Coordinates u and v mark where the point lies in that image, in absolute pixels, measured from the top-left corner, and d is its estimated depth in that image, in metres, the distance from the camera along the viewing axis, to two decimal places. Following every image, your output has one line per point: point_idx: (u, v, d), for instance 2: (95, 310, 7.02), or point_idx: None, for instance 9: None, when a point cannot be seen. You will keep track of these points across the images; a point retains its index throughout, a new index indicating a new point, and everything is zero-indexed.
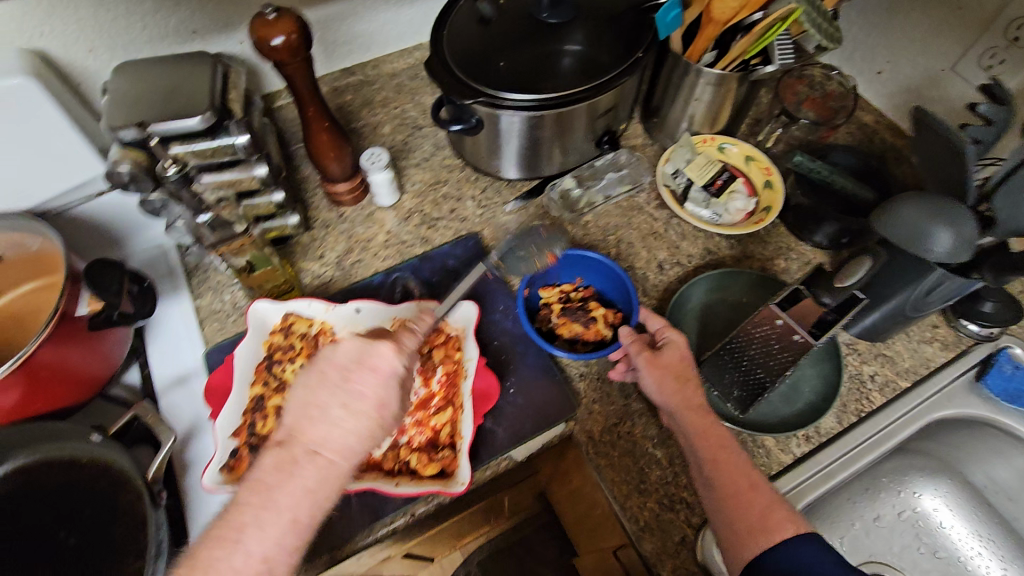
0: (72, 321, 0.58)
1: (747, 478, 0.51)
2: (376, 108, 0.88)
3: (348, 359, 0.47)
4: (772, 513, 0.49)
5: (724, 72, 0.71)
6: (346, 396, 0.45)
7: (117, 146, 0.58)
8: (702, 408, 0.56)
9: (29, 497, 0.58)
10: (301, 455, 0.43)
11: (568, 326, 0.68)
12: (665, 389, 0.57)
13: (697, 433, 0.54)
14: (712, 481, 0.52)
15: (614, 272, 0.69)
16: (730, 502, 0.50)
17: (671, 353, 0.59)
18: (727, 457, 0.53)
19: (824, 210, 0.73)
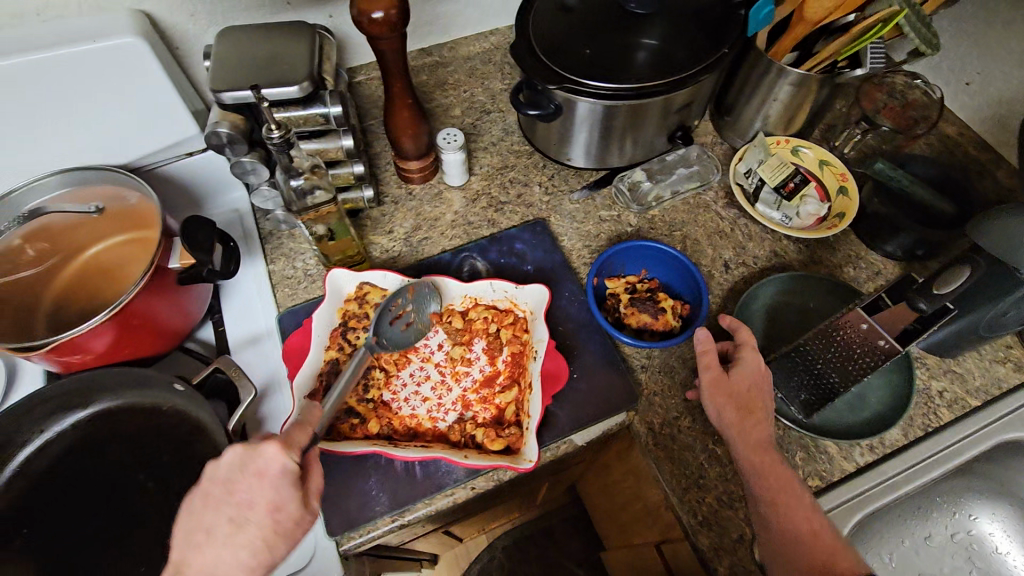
0: (163, 274, 0.61)
1: (810, 523, 0.51)
2: (448, 90, 0.89)
3: (230, 470, 0.45)
4: (836, 562, 0.49)
5: (810, 72, 0.70)
6: (249, 514, 0.44)
7: (218, 110, 0.62)
8: (764, 446, 0.55)
9: (114, 438, 0.62)
10: (225, 564, 0.43)
11: (637, 317, 0.69)
12: (725, 418, 0.57)
13: (756, 468, 0.54)
14: (770, 524, 0.52)
15: (683, 263, 0.70)
16: (793, 548, 0.50)
17: (741, 378, 0.58)
18: (789, 499, 0.52)
19: (901, 219, 0.71)
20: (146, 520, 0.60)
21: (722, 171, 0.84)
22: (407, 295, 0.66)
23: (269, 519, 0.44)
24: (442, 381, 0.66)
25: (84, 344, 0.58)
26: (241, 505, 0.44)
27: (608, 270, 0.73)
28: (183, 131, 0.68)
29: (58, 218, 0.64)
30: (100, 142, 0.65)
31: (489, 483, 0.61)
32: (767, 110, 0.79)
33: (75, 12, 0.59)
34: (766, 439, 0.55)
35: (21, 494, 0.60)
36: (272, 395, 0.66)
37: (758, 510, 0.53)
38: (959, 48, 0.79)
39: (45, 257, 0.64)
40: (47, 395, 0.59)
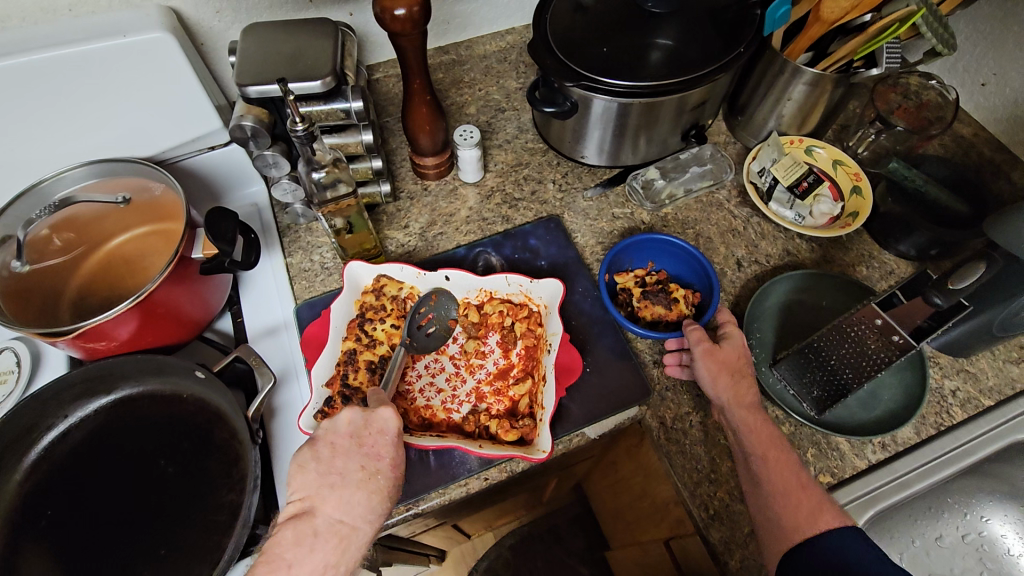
0: (187, 263, 0.62)
1: (798, 478, 0.52)
2: (463, 88, 0.90)
3: (354, 426, 0.52)
4: (820, 514, 0.50)
5: (825, 72, 0.71)
6: (377, 465, 0.51)
7: (242, 103, 0.63)
8: (753, 407, 0.57)
9: (137, 424, 0.63)
10: (354, 508, 0.48)
11: (650, 310, 0.69)
12: (719, 384, 0.58)
13: (749, 427, 0.56)
14: (759, 477, 0.53)
15: (693, 253, 0.71)
16: (781, 498, 0.51)
17: (730, 349, 0.60)
18: (779, 455, 0.54)
19: (915, 219, 0.71)
20: (165, 505, 0.59)
21: (735, 170, 0.84)
22: (430, 301, 0.69)
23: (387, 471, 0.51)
24: (456, 372, 0.68)
25: (110, 331, 0.59)
26: (369, 457, 0.51)
27: (618, 264, 0.73)
28: (207, 125, 0.70)
29: (86, 208, 0.65)
30: (126, 135, 0.66)
31: (502, 474, 0.62)
32: (780, 110, 0.79)
33: (105, 7, 0.60)
34: (757, 402, 0.57)
35: (43, 477, 0.61)
36: (290, 385, 0.68)
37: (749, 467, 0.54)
38: (974, 50, 0.79)
39: (72, 246, 0.65)
40: (71, 380, 0.61)
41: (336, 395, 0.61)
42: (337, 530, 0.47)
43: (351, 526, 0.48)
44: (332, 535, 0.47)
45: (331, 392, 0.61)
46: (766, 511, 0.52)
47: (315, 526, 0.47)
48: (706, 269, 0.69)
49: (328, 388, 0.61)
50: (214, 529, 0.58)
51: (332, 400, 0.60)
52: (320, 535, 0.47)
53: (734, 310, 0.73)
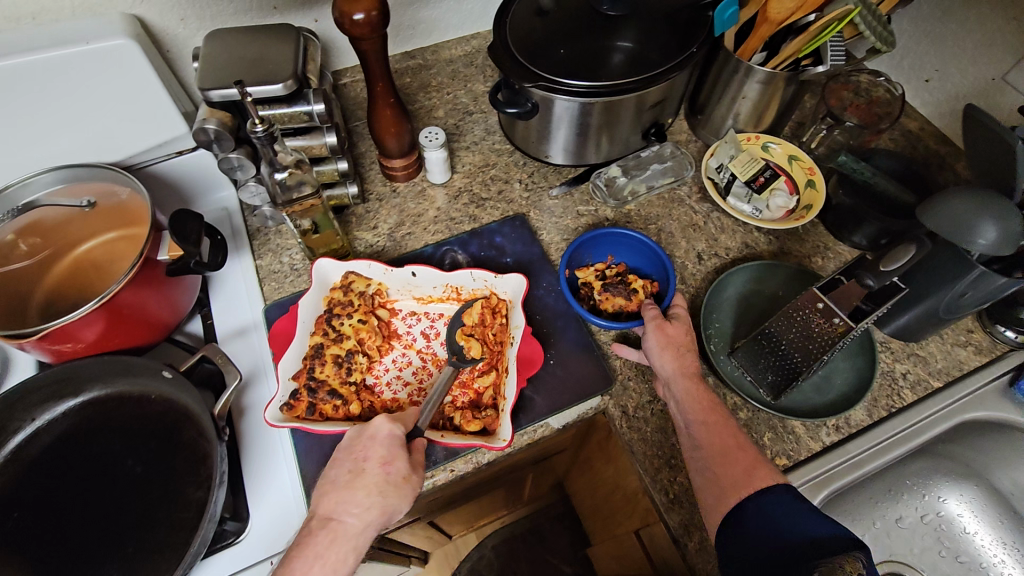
0: (153, 266, 0.63)
1: (735, 439, 0.55)
2: (431, 92, 0.92)
3: (349, 439, 0.55)
4: (754, 471, 0.52)
5: (775, 70, 0.74)
6: (366, 467, 0.52)
7: (205, 107, 0.64)
8: (697, 376, 0.60)
9: (104, 425, 0.63)
10: (351, 507, 0.50)
11: (611, 301, 0.70)
12: (664, 356, 0.61)
13: (691, 395, 0.59)
14: (699, 441, 0.56)
15: (650, 244, 0.73)
16: (717, 459, 0.53)
17: (679, 325, 0.64)
18: (718, 420, 0.56)
19: (864, 210, 0.74)
20: (133, 504, 0.60)
21: (696, 167, 0.87)
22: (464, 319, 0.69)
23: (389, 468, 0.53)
24: (423, 366, 0.69)
25: (76, 333, 0.60)
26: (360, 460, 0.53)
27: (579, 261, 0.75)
28: (174, 130, 0.71)
29: (52, 212, 0.66)
30: (92, 141, 0.67)
31: (468, 466, 0.63)
32: (736, 108, 0.82)
33: (69, 15, 0.62)
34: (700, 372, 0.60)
35: (11, 480, 0.61)
36: (259, 384, 0.68)
37: (690, 434, 0.57)
38: (917, 48, 0.83)
39: (37, 250, 0.66)
40: (38, 382, 0.61)
41: (302, 388, 0.62)
42: (336, 528, 0.50)
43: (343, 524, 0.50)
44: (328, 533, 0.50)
45: (297, 385, 0.62)
46: (704, 475, 0.54)
47: (314, 526, 0.50)
48: (663, 259, 0.72)
49: (295, 380, 0.63)
50: (182, 526, 0.59)
51: (298, 394, 0.62)
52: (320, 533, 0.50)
53: (694, 301, 0.75)
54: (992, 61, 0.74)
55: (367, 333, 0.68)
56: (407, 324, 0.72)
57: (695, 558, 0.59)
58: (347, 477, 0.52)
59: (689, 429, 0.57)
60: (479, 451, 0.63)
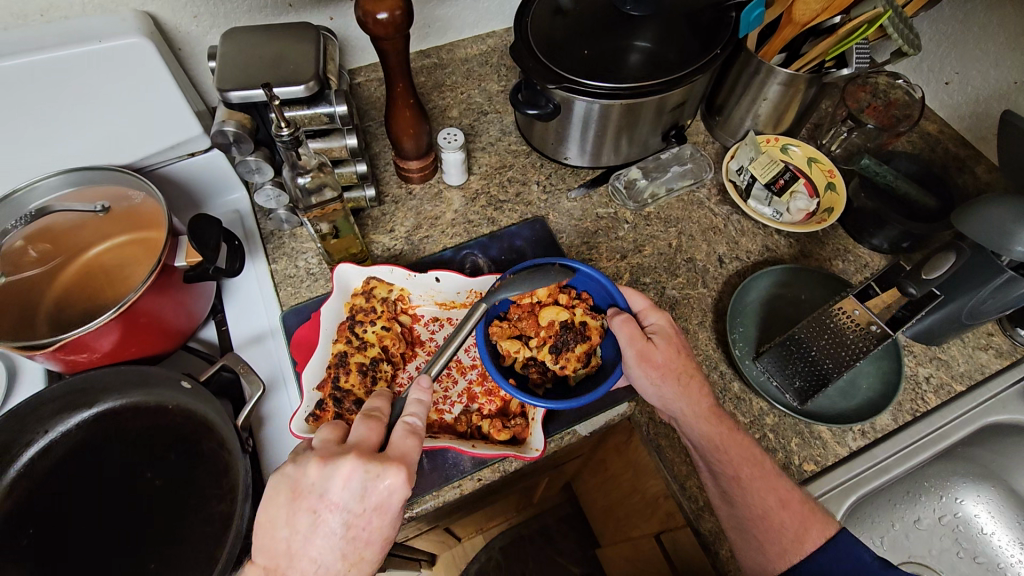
0: (170, 272, 0.62)
1: (777, 496, 0.55)
2: (445, 91, 0.91)
3: (348, 495, 0.46)
4: (805, 535, 0.54)
5: (798, 72, 0.73)
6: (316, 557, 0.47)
7: (223, 109, 0.63)
8: (711, 413, 0.57)
9: (119, 437, 0.61)
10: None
11: (575, 354, 0.64)
12: (664, 394, 0.57)
13: (716, 442, 0.56)
14: (738, 499, 0.55)
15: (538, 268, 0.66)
16: (761, 526, 0.54)
17: (664, 346, 0.59)
18: (753, 471, 0.55)
19: (886, 213, 0.74)
20: (153, 518, 0.59)
21: (714, 169, 0.86)
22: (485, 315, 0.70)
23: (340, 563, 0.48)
24: (447, 373, 0.68)
25: (92, 343, 0.58)
26: (309, 532, 0.47)
27: (501, 347, 0.64)
28: (187, 132, 0.69)
29: (62, 217, 0.64)
30: (102, 145, 0.65)
31: (495, 475, 0.62)
32: (756, 110, 0.81)
33: (78, 13, 0.59)
34: (714, 408, 0.57)
35: (25, 494, 0.59)
36: (279, 391, 0.67)
37: (724, 485, 0.56)
38: (938, 50, 0.83)
39: (47, 258, 0.64)
40: (51, 395, 0.59)
41: (326, 397, 0.61)
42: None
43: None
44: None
45: (322, 395, 0.62)
46: (745, 534, 0.55)
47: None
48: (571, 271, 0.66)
49: (319, 390, 0.62)
50: (205, 540, 0.58)
51: (324, 403, 0.61)
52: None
53: (718, 306, 0.74)
54: (1015, 64, 0.74)
55: (391, 339, 0.66)
56: (429, 330, 0.71)
57: (728, 565, 0.60)
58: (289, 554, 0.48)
59: (720, 481, 0.56)
60: (507, 460, 0.62)
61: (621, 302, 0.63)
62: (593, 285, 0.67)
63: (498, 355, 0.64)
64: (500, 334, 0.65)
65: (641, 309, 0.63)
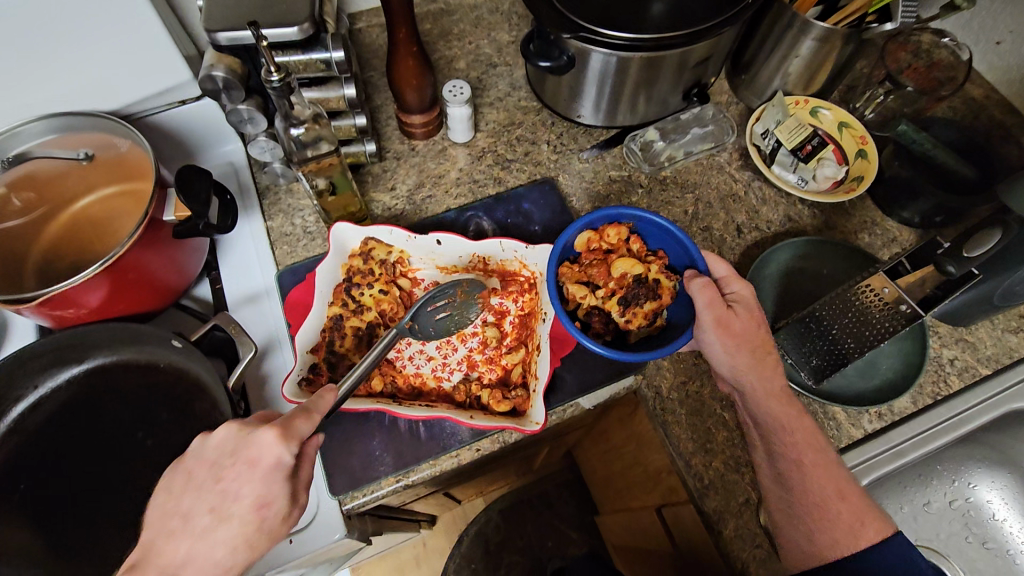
0: (158, 226, 0.58)
1: (837, 485, 0.51)
2: (452, 40, 0.85)
3: (220, 452, 0.45)
4: (861, 528, 0.50)
5: (836, 26, 0.67)
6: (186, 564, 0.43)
7: (212, 51, 0.59)
8: (781, 394, 0.54)
9: (110, 395, 0.60)
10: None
11: (643, 310, 0.62)
12: (738, 364, 0.55)
13: (783, 422, 0.54)
14: (796, 484, 0.52)
15: (618, 217, 0.64)
16: (815, 511, 0.51)
17: (744, 317, 0.56)
18: (817, 459, 0.52)
19: (921, 184, 0.69)
20: (146, 478, 0.58)
21: (737, 132, 0.81)
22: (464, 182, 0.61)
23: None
24: (447, 340, 0.66)
25: (79, 299, 0.56)
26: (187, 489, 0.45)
27: (567, 291, 0.62)
28: (175, 76, 0.65)
29: (45, 164, 0.61)
30: (86, 90, 0.61)
31: (494, 446, 0.61)
32: (786, 68, 0.75)
33: None
34: (786, 388, 0.55)
35: (16, 449, 0.58)
36: (276, 353, 0.65)
37: (780, 467, 0.53)
38: (992, 6, 0.76)
39: (31, 207, 0.61)
40: (39, 350, 0.57)
41: (322, 362, 0.60)
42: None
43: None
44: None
45: (316, 359, 0.60)
46: (792, 519, 0.52)
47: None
48: (652, 223, 0.63)
49: (313, 354, 0.60)
50: None
51: (318, 368, 0.59)
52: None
53: None
54: None
55: (389, 304, 0.66)
56: None
57: (730, 545, 0.58)
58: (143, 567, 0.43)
59: (778, 463, 0.53)
60: (506, 431, 0.60)
61: (702, 266, 0.60)
62: (674, 244, 0.63)
63: (563, 299, 0.62)
64: (568, 278, 0.63)
65: (724, 277, 0.59)
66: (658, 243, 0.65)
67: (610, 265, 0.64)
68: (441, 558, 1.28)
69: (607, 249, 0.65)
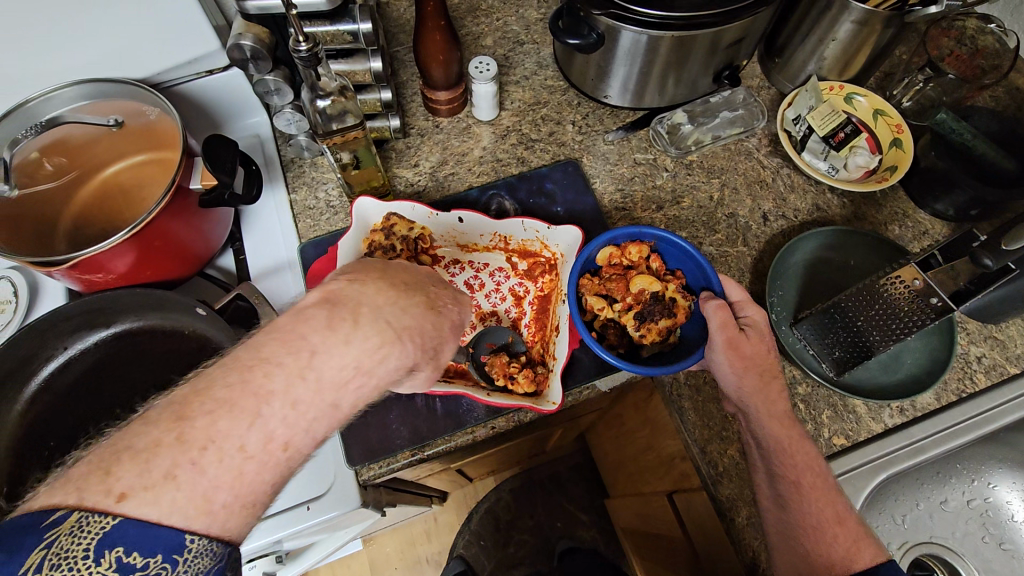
0: (184, 195, 0.59)
1: (835, 512, 0.51)
2: (480, 16, 0.84)
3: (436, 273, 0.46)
4: (858, 553, 0.50)
5: (876, 9, 0.64)
6: (395, 329, 0.38)
7: (241, 21, 0.59)
8: (782, 417, 0.54)
9: (136, 359, 0.61)
10: (267, 411, 0.33)
11: (657, 327, 0.60)
12: (745, 384, 0.54)
13: (783, 445, 0.53)
14: (793, 504, 0.51)
15: (641, 235, 0.63)
16: (811, 535, 0.50)
17: (755, 341, 0.55)
18: (815, 482, 0.52)
19: (959, 175, 0.66)
20: None
21: (768, 117, 0.79)
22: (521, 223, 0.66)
23: (394, 348, 0.38)
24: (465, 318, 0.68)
25: (107, 264, 0.57)
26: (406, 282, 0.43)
27: (585, 302, 0.62)
28: (203, 45, 0.65)
29: (79, 130, 0.62)
30: (116, 56, 0.62)
31: (509, 424, 0.61)
32: (822, 52, 0.73)
33: None
34: (789, 412, 0.54)
35: (44, 407, 0.60)
36: None
37: (780, 489, 0.52)
38: None
39: (63, 171, 0.62)
40: (69, 313, 0.60)
41: None
42: (211, 400, 0.32)
43: (200, 437, 0.31)
44: (216, 378, 0.33)
45: None
46: (790, 541, 0.51)
47: (208, 385, 0.33)
48: (672, 244, 0.62)
49: None
50: None
51: None
52: (206, 378, 0.33)
53: (757, 267, 0.70)
54: None
55: None
56: (450, 273, 0.70)
57: (742, 533, 0.58)
58: (330, 326, 0.36)
59: (776, 485, 0.53)
60: (522, 410, 0.61)
61: (717, 289, 0.59)
62: (692, 265, 0.62)
63: (580, 310, 0.62)
64: (587, 290, 0.62)
65: (738, 300, 0.58)
66: (676, 263, 0.64)
67: (629, 281, 0.62)
68: (450, 532, 1.32)
69: (627, 265, 0.63)
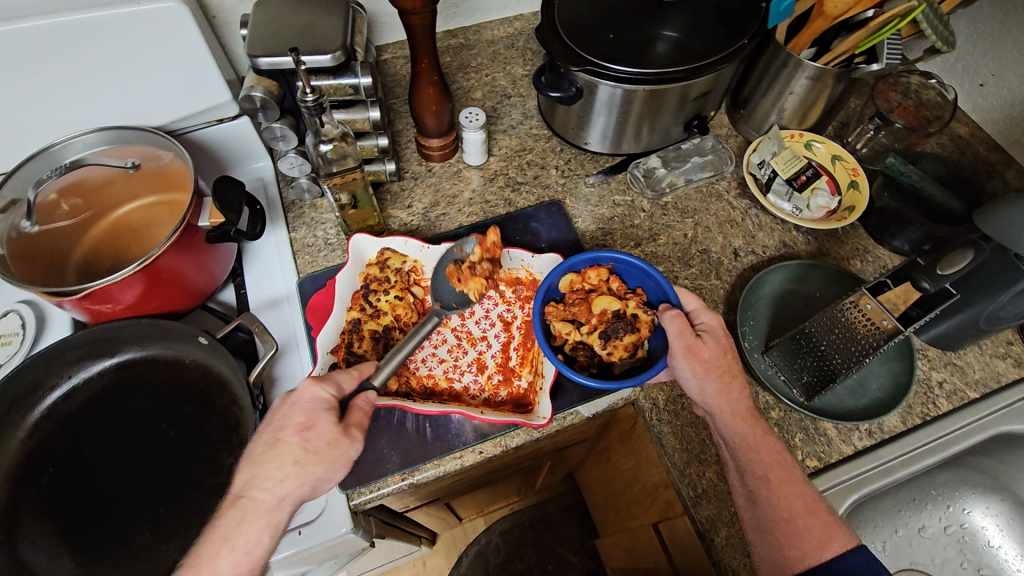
0: (193, 232, 0.64)
1: (804, 501, 0.53)
2: (470, 72, 0.92)
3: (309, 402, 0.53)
4: (831, 538, 0.51)
5: (827, 66, 0.72)
6: (250, 491, 0.49)
7: (252, 75, 0.65)
8: (747, 413, 0.57)
9: (136, 388, 0.64)
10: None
11: (622, 343, 0.64)
12: (707, 385, 0.58)
13: (748, 441, 0.56)
14: (760, 497, 0.54)
15: (598, 259, 0.68)
16: (783, 524, 0.52)
17: (713, 346, 0.59)
18: (783, 475, 0.54)
19: (909, 214, 0.72)
20: (164, 465, 0.60)
21: (735, 162, 0.86)
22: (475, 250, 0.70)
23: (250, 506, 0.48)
24: (457, 344, 0.71)
25: (116, 294, 0.60)
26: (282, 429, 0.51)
27: (554, 328, 0.65)
28: (217, 96, 0.71)
29: (95, 172, 0.66)
30: (134, 106, 0.68)
31: (496, 449, 0.63)
32: (782, 104, 0.80)
33: None
34: (752, 409, 0.57)
35: (44, 435, 0.62)
36: (292, 354, 0.69)
37: (750, 486, 0.55)
38: (975, 50, 0.82)
39: (79, 211, 0.66)
40: (76, 342, 0.62)
41: (339, 361, 0.64)
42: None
43: None
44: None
45: (335, 359, 0.64)
46: (763, 535, 0.53)
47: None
48: (629, 263, 0.68)
49: (333, 355, 0.64)
50: (212, 490, 0.59)
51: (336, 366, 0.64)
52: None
53: (729, 299, 0.74)
54: None
55: (404, 310, 0.70)
56: None
57: (722, 553, 0.60)
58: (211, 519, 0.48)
59: (748, 480, 0.55)
60: (510, 435, 0.63)
61: (675, 300, 0.64)
62: (650, 283, 0.67)
63: (550, 335, 0.65)
64: (554, 316, 0.66)
65: (694, 309, 0.63)
66: (636, 282, 0.69)
67: (591, 303, 0.67)
68: None
69: (588, 288, 0.69)
